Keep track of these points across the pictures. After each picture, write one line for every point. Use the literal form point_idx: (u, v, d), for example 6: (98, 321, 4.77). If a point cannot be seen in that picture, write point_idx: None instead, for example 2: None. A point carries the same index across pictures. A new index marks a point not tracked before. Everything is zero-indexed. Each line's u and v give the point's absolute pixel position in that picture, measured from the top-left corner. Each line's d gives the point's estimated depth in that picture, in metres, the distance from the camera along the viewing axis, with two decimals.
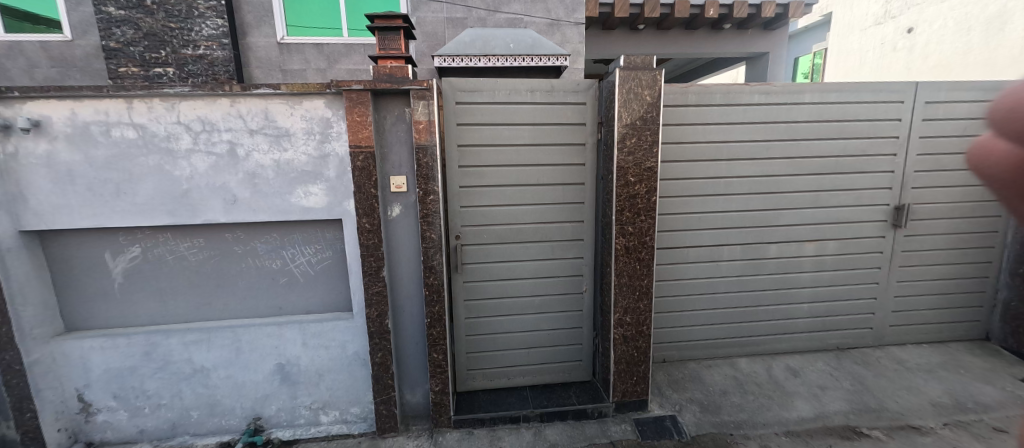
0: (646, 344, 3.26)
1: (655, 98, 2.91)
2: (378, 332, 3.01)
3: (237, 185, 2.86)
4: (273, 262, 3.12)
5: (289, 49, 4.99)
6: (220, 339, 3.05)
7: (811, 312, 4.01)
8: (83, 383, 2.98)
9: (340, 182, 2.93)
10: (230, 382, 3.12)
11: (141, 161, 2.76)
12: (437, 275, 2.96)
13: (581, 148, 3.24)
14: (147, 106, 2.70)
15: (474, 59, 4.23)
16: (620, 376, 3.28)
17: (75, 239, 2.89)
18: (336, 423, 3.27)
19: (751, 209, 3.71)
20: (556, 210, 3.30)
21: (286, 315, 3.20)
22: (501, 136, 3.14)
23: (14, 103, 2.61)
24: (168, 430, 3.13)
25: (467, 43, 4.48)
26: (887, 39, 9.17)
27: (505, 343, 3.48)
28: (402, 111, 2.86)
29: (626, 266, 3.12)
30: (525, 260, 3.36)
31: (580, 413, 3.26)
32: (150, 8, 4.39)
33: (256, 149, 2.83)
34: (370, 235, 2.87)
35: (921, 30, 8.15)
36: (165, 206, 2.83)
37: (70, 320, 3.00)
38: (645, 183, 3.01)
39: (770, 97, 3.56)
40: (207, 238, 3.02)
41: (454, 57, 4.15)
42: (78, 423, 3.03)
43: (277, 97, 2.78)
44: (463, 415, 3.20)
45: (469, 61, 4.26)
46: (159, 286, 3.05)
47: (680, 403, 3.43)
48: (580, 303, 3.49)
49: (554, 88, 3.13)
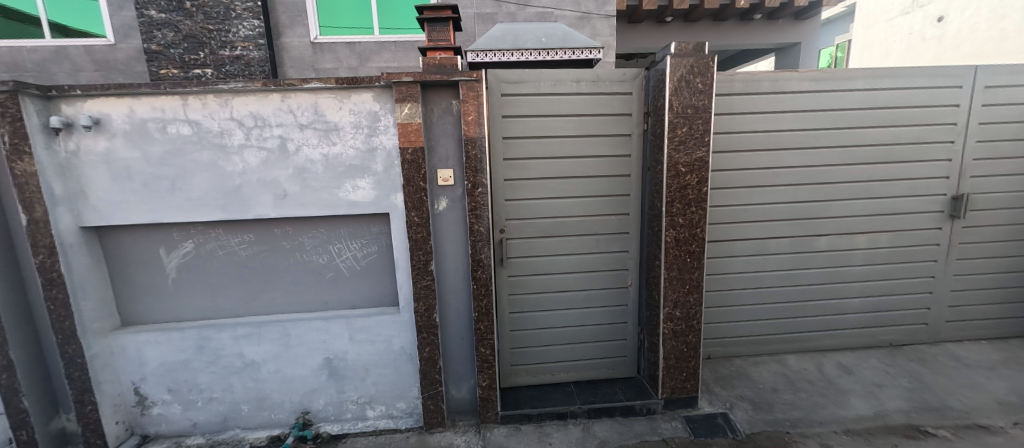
0: (696, 339, 3.17)
1: (707, 86, 2.81)
2: (425, 326, 3.00)
3: (287, 180, 2.87)
4: (320, 257, 3.14)
5: (322, 48, 5.02)
6: (269, 333, 3.07)
7: (862, 307, 3.86)
8: (139, 376, 3.04)
9: (388, 176, 2.92)
10: (279, 376, 3.14)
11: (195, 157, 2.79)
12: (485, 269, 2.93)
13: (627, 139, 3.17)
14: (201, 102, 2.73)
15: (507, 54, 4.15)
16: (669, 372, 3.20)
17: (132, 235, 2.95)
18: (382, 418, 3.28)
19: (800, 200, 3.59)
20: (601, 202, 3.24)
21: (333, 309, 3.21)
22: (545, 127, 3.09)
23: (75, 101, 2.66)
24: (220, 423, 3.17)
25: (498, 37, 4.43)
26: (916, 28, 8.75)
27: (549, 339, 3.43)
28: (448, 103, 2.83)
29: (676, 259, 3.03)
30: (570, 253, 3.30)
31: (628, 410, 3.19)
32: (189, 11, 4.45)
33: (306, 143, 2.84)
34: (419, 228, 2.86)
35: (951, 19, 7.74)
36: (218, 201, 2.86)
37: (126, 315, 3.07)
38: (696, 173, 2.91)
39: (821, 84, 3.43)
40: (257, 234, 3.05)
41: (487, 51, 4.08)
42: (134, 416, 3.09)
43: (326, 91, 2.79)
44: (510, 411, 3.17)
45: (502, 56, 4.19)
46: (211, 281, 3.09)
47: (730, 401, 3.34)
48: (625, 297, 3.42)
49: (599, 77, 3.06)
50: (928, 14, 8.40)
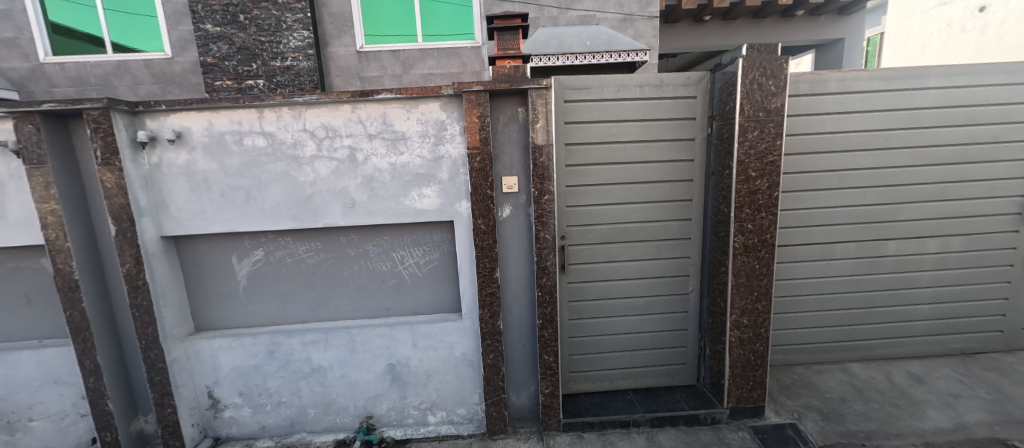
0: (763, 348, 3.08)
1: (779, 88, 2.74)
2: (489, 333, 3.01)
3: (355, 188, 2.93)
4: (384, 264, 3.18)
5: (367, 57, 5.12)
6: (337, 339, 3.14)
7: (931, 313, 3.72)
8: (212, 380, 3.13)
9: (454, 184, 2.95)
10: (345, 381, 3.20)
11: (269, 168, 2.87)
12: (550, 276, 2.92)
13: (690, 143, 3.12)
14: (276, 115, 2.81)
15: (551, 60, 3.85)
16: (735, 381, 3.12)
17: (207, 244, 3.05)
18: (443, 423, 3.29)
19: (868, 203, 3.47)
20: (663, 208, 3.19)
21: (395, 316, 3.25)
22: (608, 133, 3.07)
23: (159, 116, 2.77)
24: (287, 427, 3.24)
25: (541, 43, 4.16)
26: (955, 20, 8.15)
27: (608, 346, 3.40)
28: (514, 111, 2.84)
29: (744, 266, 2.95)
30: (630, 260, 3.27)
31: (692, 419, 3.13)
32: (243, 24, 4.60)
33: (374, 153, 2.89)
34: (485, 236, 2.88)
35: (994, 9, 7.20)
36: (290, 210, 2.93)
37: (199, 320, 3.17)
38: (766, 177, 2.83)
39: (890, 83, 3.32)
40: (325, 241, 3.12)
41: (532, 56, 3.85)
42: (207, 419, 3.18)
43: (395, 102, 2.83)
44: (572, 419, 3.14)
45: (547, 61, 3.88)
46: (279, 288, 3.17)
47: (797, 411, 3.24)
48: (685, 304, 3.37)
49: (663, 82, 3.03)
50: (968, 4, 7.81)
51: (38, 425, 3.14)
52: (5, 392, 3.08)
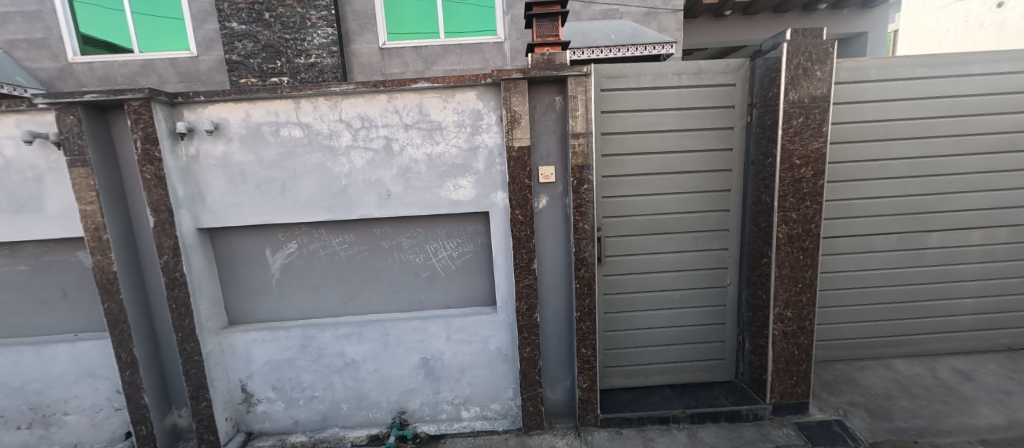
0: (808, 341, 2.99)
1: (826, 73, 2.67)
2: (526, 326, 2.95)
3: (391, 180, 2.90)
4: (417, 257, 3.15)
5: (390, 53, 5.10)
6: (370, 333, 3.10)
7: (976, 307, 3.60)
8: (246, 374, 3.11)
9: (490, 174, 2.91)
10: (377, 375, 3.16)
11: (305, 159, 2.85)
12: (588, 268, 2.86)
13: (728, 132, 3.05)
14: (313, 105, 2.80)
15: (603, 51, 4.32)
16: (778, 376, 3.03)
17: (241, 237, 3.04)
18: (477, 419, 3.24)
19: (910, 194, 3.37)
20: (701, 198, 3.13)
21: (428, 309, 3.21)
22: (645, 122, 3.01)
23: (197, 107, 2.76)
24: (320, 422, 3.21)
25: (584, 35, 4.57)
26: (971, 16, 7.77)
27: (644, 340, 3.33)
28: (552, 100, 2.80)
29: (788, 257, 2.87)
30: (667, 252, 3.20)
31: (734, 415, 3.05)
32: (268, 21, 4.63)
33: (410, 143, 2.86)
34: (523, 226, 2.83)
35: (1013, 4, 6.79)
36: (325, 202, 2.91)
37: (233, 314, 3.15)
38: (812, 165, 2.75)
39: (933, 70, 3.23)
40: (358, 234, 3.10)
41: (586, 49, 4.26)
42: (240, 413, 3.16)
43: (432, 91, 2.80)
44: (610, 414, 3.07)
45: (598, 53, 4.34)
46: (313, 281, 3.15)
47: (842, 407, 3.14)
48: (723, 297, 3.29)
49: (702, 70, 2.97)
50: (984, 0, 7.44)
51: (73, 419, 3.14)
52: (41, 385, 3.08)
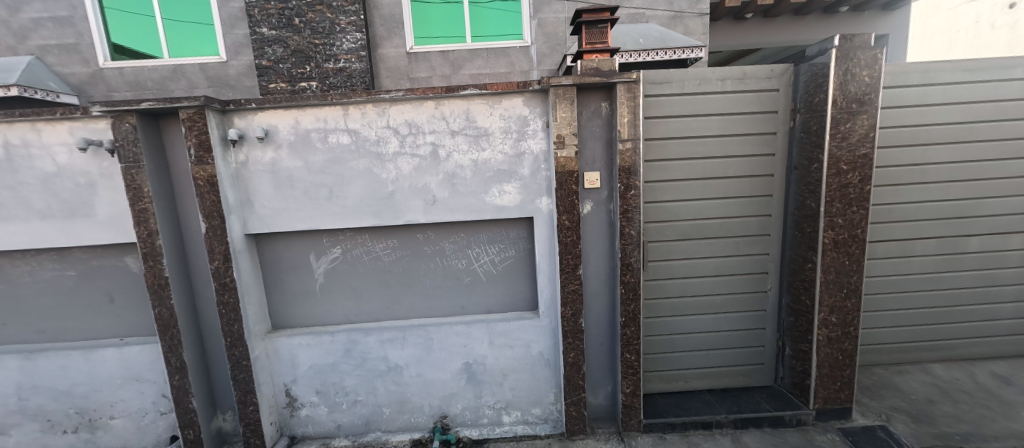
0: (852, 347, 2.99)
1: (874, 78, 2.67)
2: (571, 331, 2.96)
3: (437, 186, 2.92)
4: (459, 261, 3.16)
5: (417, 57, 5.13)
6: (414, 337, 3.12)
7: (1014, 311, 3.59)
8: (290, 378, 3.14)
9: (535, 180, 2.93)
10: (420, 380, 3.18)
11: (353, 165, 2.88)
12: (634, 273, 2.87)
13: (771, 137, 3.06)
14: (361, 112, 2.82)
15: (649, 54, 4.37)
16: (822, 381, 3.03)
17: (287, 242, 3.06)
18: (519, 423, 3.25)
19: (950, 198, 3.37)
20: (743, 203, 3.13)
21: (469, 314, 3.22)
22: (688, 128, 3.02)
23: (247, 114, 2.79)
24: (363, 426, 3.23)
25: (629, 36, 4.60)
26: None
27: (684, 345, 3.34)
28: (598, 106, 2.82)
29: (833, 262, 2.87)
30: (708, 256, 3.21)
31: (777, 420, 3.05)
32: (298, 27, 4.66)
33: (457, 149, 2.88)
34: (569, 232, 2.84)
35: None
36: (372, 208, 2.93)
37: (277, 318, 3.18)
38: (859, 171, 2.75)
39: (973, 74, 3.24)
40: (402, 239, 3.11)
41: (634, 52, 4.33)
42: (284, 417, 3.19)
43: (479, 98, 2.82)
44: (652, 419, 3.07)
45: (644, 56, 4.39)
46: (356, 286, 3.17)
47: (884, 412, 3.13)
48: (763, 302, 3.30)
49: (746, 75, 2.99)
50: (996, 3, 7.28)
51: (119, 423, 3.16)
52: (88, 389, 3.11)
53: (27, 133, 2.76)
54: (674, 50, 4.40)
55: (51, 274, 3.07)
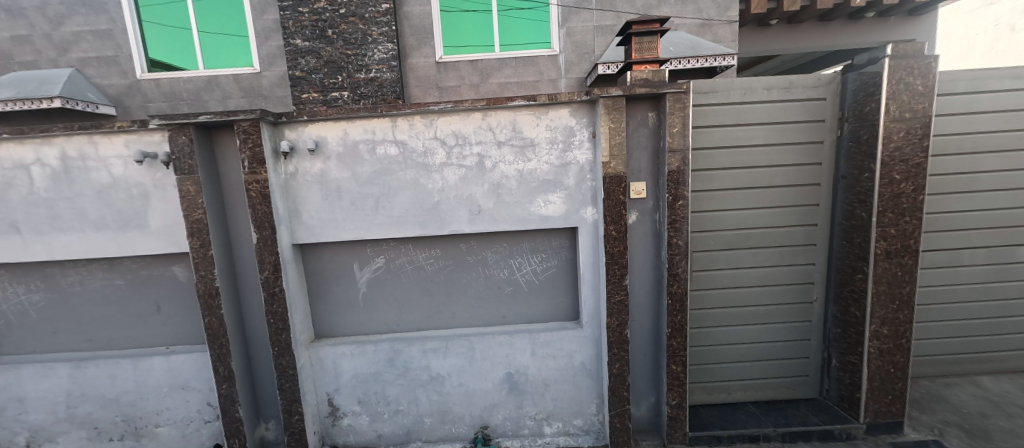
0: (904, 359, 2.92)
1: (928, 87, 2.64)
2: (616, 342, 2.93)
3: (482, 196, 2.93)
4: (501, 271, 3.16)
5: (446, 67, 5.18)
6: (456, 347, 3.12)
7: None
8: (333, 387, 3.14)
9: (580, 190, 2.93)
10: (462, 390, 3.17)
11: (400, 176, 2.90)
12: (682, 283, 2.83)
13: (818, 146, 3.05)
14: (409, 123, 2.85)
15: (690, 61, 4.41)
16: (873, 394, 2.96)
17: (332, 252, 3.09)
18: (560, 434, 3.22)
19: (999, 207, 3.31)
20: (788, 213, 3.11)
21: (511, 323, 3.22)
22: (734, 137, 3.01)
23: (297, 127, 2.84)
24: (404, 435, 3.22)
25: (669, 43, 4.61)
26: None
27: (727, 355, 3.31)
28: (645, 116, 2.82)
29: (885, 272, 2.82)
30: (752, 266, 3.18)
31: (827, 434, 2.98)
32: (330, 38, 4.73)
33: (503, 160, 2.89)
34: (617, 242, 2.82)
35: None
36: (418, 218, 2.95)
37: (320, 327, 3.20)
38: (912, 180, 2.70)
39: (1021, 82, 3.20)
40: (445, 248, 3.12)
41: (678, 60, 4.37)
42: (326, 426, 3.18)
43: (526, 109, 2.84)
44: (698, 432, 3.02)
45: (686, 63, 4.42)
46: (399, 296, 3.18)
47: (937, 427, 3.05)
48: (808, 312, 3.27)
49: (792, 84, 2.99)
50: None
51: (164, 430, 3.18)
52: (135, 397, 3.14)
53: (84, 145, 2.82)
54: (713, 57, 4.42)
55: (101, 284, 3.13)
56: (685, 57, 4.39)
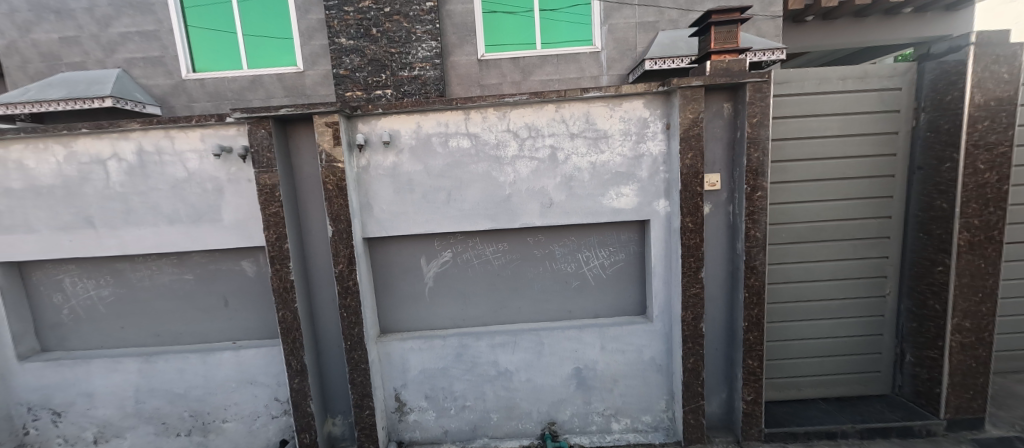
0: (987, 354, 2.84)
1: (1013, 75, 2.59)
2: (690, 336, 2.88)
3: (554, 188, 2.91)
4: (569, 265, 3.13)
5: (487, 64, 5.16)
6: (525, 342, 3.09)
7: None
8: (400, 382, 3.13)
9: (653, 182, 2.90)
10: (530, 385, 3.14)
11: (472, 168, 2.89)
12: (759, 276, 2.77)
13: (893, 137, 3.01)
14: (482, 116, 2.85)
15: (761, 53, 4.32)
16: (954, 389, 2.89)
17: (400, 246, 3.08)
18: (628, 431, 3.18)
19: None
20: (861, 205, 3.08)
21: (577, 318, 3.19)
22: (807, 128, 2.99)
23: (371, 120, 2.84)
24: (470, 432, 3.20)
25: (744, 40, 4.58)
26: None
27: (796, 351, 3.27)
28: (720, 107, 2.80)
29: (968, 264, 2.74)
30: (824, 260, 3.15)
31: (906, 431, 2.91)
32: (375, 36, 4.73)
33: (576, 152, 2.88)
34: (692, 234, 2.77)
35: None
36: (489, 212, 2.94)
37: (386, 323, 3.18)
38: (998, 169, 2.63)
39: None
40: (512, 242, 3.11)
41: (761, 51, 4.30)
42: (393, 421, 3.17)
43: (600, 100, 2.82)
44: (773, 429, 2.97)
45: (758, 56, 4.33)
46: (465, 290, 3.17)
47: (1018, 423, 2.97)
48: (881, 307, 3.23)
49: (867, 74, 2.96)
50: None
51: (231, 426, 3.18)
52: (203, 392, 3.14)
53: (161, 140, 2.84)
54: (764, 52, 4.33)
55: (169, 279, 3.13)
56: (759, 50, 4.33)
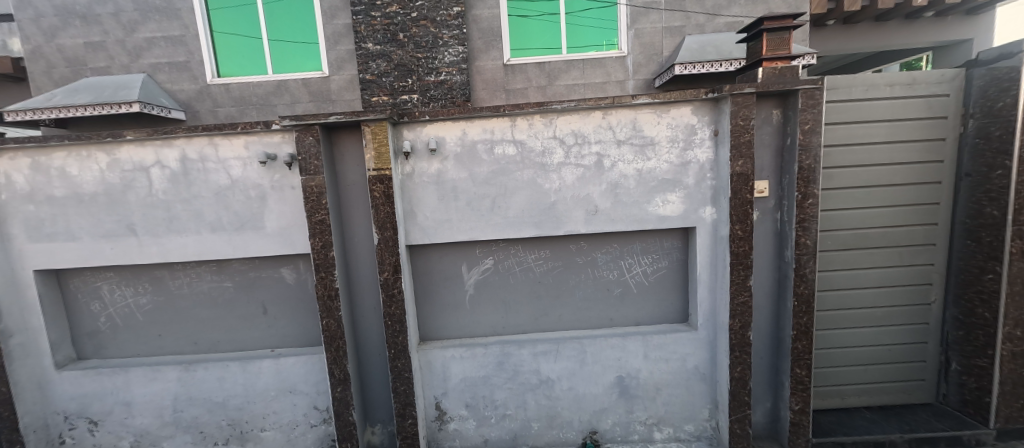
0: None
1: None
2: (738, 345, 2.83)
3: (599, 196, 2.89)
4: (611, 272, 3.11)
5: (513, 69, 5.15)
6: (567, 350, 3.07)
7: None
8: (441, 391, 3.10)
9: (700, 189, 2.88)
10: (571, 394, 3.11)
11: (517, 175, 2.87)
12: (808, 284, 2.73)
13: (940, 143, 2.99)
14: (529, 123, 2.83)
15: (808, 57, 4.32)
16: (1005, 399, 2.83)
17: (442, 253, 3.06)
18: (670, 441, 3.14)
19: None
20: (907, 212, 3.06)
21: (619, 326, 3.16)
22: (853, 135, 2.98)
23: (416, 127, 2.83)
24: (510, 440, 3.16)
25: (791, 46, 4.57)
26: None
27: (839, 358, 3.25)
28: (769, 113, 2.78)
29: (1021, 272, 2.69)
30: (869, 267, 3.13)
31: (956, 441, 2.86)
32: (402, 41, 4.72)
33: (622, 159, 2.86)
34: (742, 242, 2.73)
35: None
36: (533, 219, 2.92)
37: (427, 330, 3.16)
38: None
39: None
40: (555, 250, 3.08)
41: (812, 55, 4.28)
42: (433, 430, 3.13)
43: (647, 107, 2.80)
44: (820, 438, 2.93)
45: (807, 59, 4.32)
46: (506, 297, 3.14)
47: None
48: (925, 315, 3.20)
49: (915, 80, 2.94)
50: None
51: (269, 435, 3.15)
52: (243, 401, 3.11)
53: (205, 147, 2.83)
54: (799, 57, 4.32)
55: (209, 286, 3.11)
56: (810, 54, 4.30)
